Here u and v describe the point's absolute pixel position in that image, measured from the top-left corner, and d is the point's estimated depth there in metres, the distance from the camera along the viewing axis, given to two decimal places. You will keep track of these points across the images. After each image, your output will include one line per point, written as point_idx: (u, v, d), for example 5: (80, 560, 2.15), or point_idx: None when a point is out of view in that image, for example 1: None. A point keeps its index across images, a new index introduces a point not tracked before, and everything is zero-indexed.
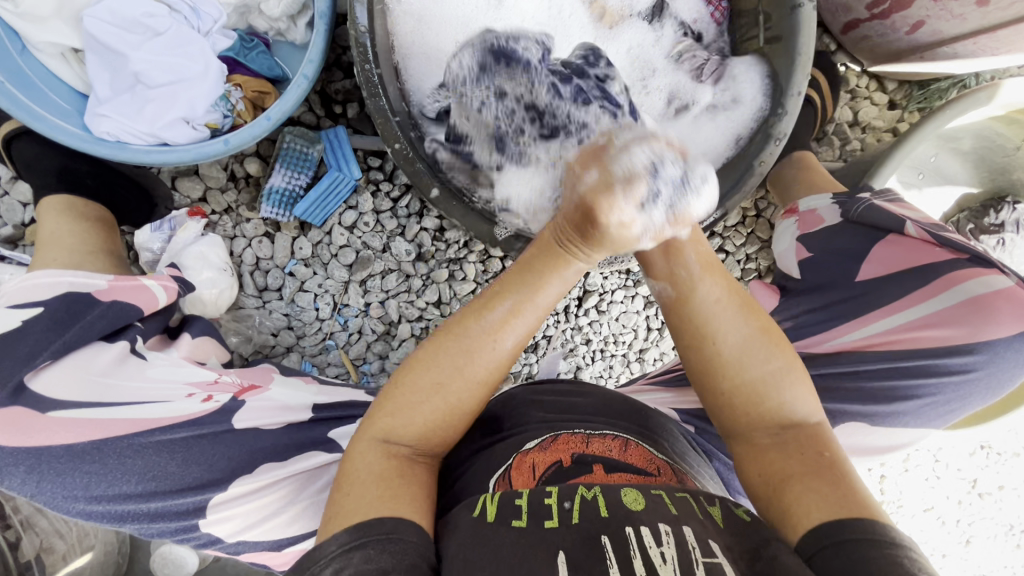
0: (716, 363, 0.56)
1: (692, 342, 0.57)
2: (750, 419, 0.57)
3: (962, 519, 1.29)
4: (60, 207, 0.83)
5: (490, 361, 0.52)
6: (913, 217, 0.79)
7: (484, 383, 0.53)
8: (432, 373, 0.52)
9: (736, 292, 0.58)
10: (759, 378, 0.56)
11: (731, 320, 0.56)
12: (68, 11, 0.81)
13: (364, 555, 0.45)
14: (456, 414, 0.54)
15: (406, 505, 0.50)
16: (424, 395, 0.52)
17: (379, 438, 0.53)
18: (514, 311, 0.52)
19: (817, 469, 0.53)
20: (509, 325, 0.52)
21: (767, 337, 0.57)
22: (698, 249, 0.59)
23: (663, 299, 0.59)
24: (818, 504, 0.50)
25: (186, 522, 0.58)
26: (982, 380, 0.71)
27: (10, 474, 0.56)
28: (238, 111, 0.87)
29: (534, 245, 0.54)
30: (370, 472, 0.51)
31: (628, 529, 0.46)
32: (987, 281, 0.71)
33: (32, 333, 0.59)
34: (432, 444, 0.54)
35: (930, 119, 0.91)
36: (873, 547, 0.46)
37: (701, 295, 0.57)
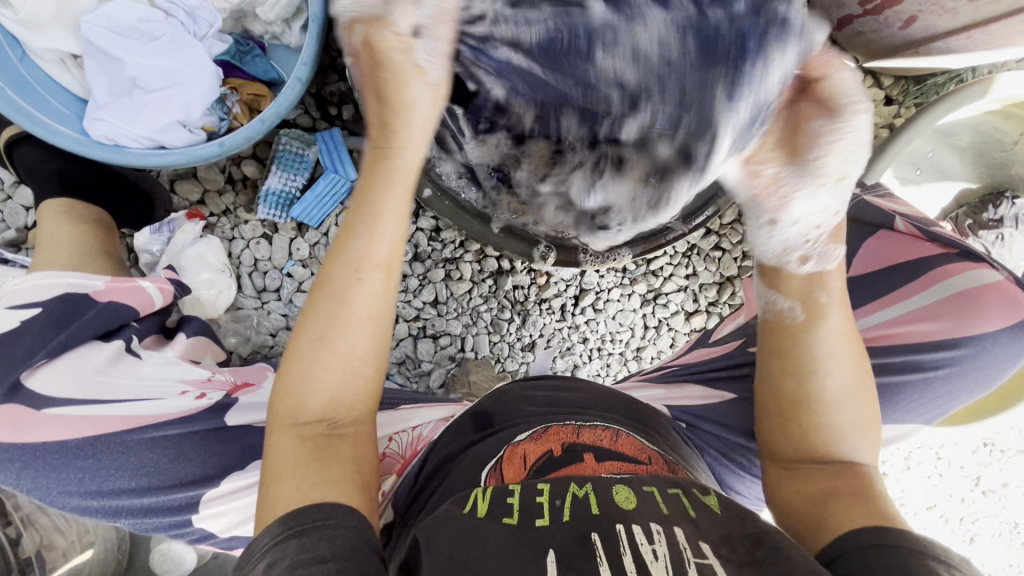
0: (802, 392, 0.58)
1: (797, 368, 0.59)
2: (806, 444, 0.58)
3: (965, 518, 1.28)
4: (61, 209, 0.85)
5: (370, 293, 0.54)
6: (904, 213, 0.81)
7: (371, 319, 0.54)
8: (315, 328, 0.53)
9: (855, 341, 0.59)
10: (827, 416, 0.58)
11: (841, 364, 0.58)
12: (67, 18, 0.83)
13: (300, 543, 0.45)
14: (359, 367, 0.54)
15: (334, 484, 0.49)
16: (312, 353, 0.53)
17: (290, 421, 0.53)
18: (363, 242, 0.55)
19: (863, 495, 0.54)
20: (374, 243, 0.54)
21: (864, 390, 0.58)
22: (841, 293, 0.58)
23: (782, 317, 0.60)
24: (858, 515, 0.51)
25: (180, 517, 0.60)
26: (972, 371, 0.71)
27: (6, 470, 0.58)
28: (234, 114, 0.89)
29: (367, 177, 0.57)
30: (287, 459, 0.51)
31: (619, 528, 0.46)
32: (976, 274, 0.73)
33: (29, 333, 0.60)
34: (343, 410, 0.54)
35: (924, 114, 0.91)
36: (904, 552, 0.46)
37: (828, 326, 0.58)
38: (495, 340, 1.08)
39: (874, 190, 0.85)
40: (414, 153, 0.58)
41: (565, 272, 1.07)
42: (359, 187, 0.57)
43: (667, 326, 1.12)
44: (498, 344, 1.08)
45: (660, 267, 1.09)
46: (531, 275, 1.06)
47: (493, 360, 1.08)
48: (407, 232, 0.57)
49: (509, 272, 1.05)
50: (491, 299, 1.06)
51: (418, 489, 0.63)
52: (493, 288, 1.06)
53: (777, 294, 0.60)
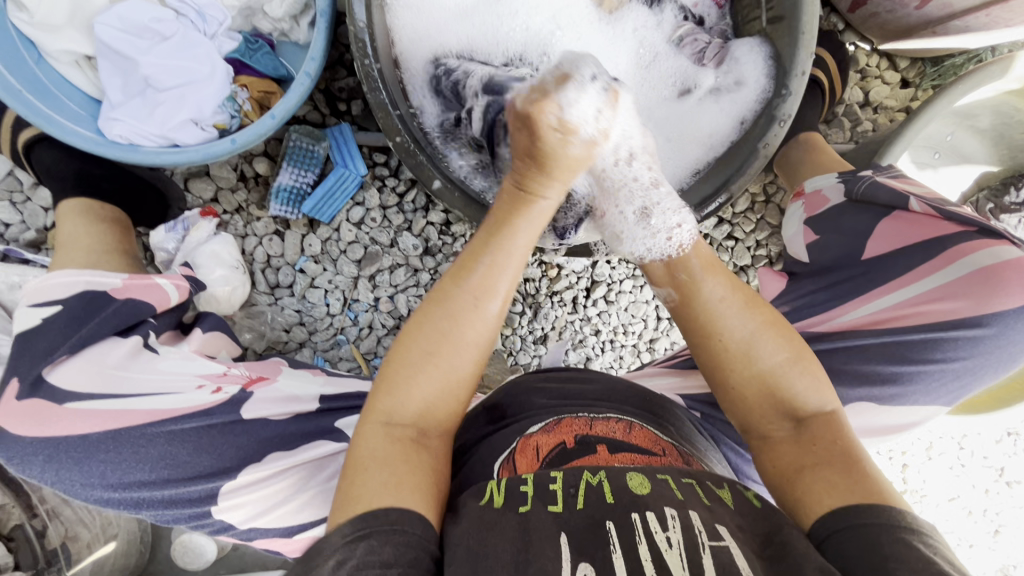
0: (721, 355, 0.58)
1: (703, 335, 0.59)
2: (763, 410, 0.57)
3: (989, 509, 1.25)
4: (80, 207, 0.85)
5: (482, 322, 0.55)
6: (917, 192, 0.78)
7: (476, 346, 0.55)
8: (427, 341, 0.54)
9: (741, 290, 0.60)
10: (764, 377, 0.57)
11: (735, 315, 0.58)
12: (80, 20, 0.84)
13: (367, 545, 0.45)
14: (457, 389, 0.55)
15: (412, 494, 0.49)
16: (419, 364, 0.54)
17: (383, 420, 0.53)
18: (486, 268, 0.55)
19: (830, 456, 0.53)
20: (497, 283, 0.55)
21: (772, 332, 0.58)
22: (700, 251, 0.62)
23: (670, 302, 0.62)
24: (829, 490, 0.51)
25: (200, 509, 0.61)
26: (991, 353, 0.71)
27: (29, 463, 0.60)
28: (245, 111, 0.89)
29: (508, 208, 0.57)
30: (372, 457, 0.51)
31: (634, 515, 0.46)
32: (995, 252, 0.70)
33: (51, 330, 0.62)
34: (435, 422, 0.55)
35: (942, 95, 0.89)
36: (882, 532, 0.46)
37: (705, 293, 0.59)
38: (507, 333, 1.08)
39: (886, 170, 0.83)
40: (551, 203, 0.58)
41: (576, 264, 1.06)
42: (490, 219, 0.58)
43: None
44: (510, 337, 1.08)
45: None
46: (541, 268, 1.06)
47: (505, 353, 1.09)
48: (523, 264, 0.57)
49: None
50: None
51: None
52: None
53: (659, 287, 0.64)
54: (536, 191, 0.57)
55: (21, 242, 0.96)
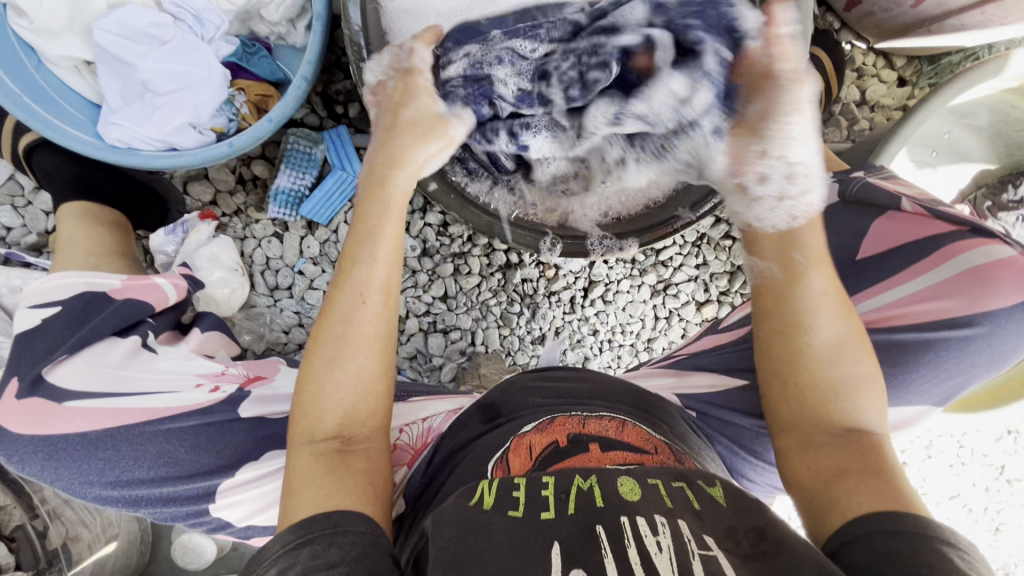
0: (797, 351, 0.59)
1: (786, 325, 0.59)
2: (821, 414, 0.58)
3: (990, 507, 1.25)
4: (78, 211, 0.86)
5: (372, 315, 0.57)
6: (909, 192, 0.78)
7: (376, 338, 0.57)
8: (328, 348, 0.55)
9: (841, 294, 0.60)
10: (833, 380, 0.58)
11: (829, 316, 0.59)
12: (80, 25, 0.85)
13: (310, 551, 0.46)
14: (372, 385, 0.56)
15: (346, 495, 0.50)
16: (326, 373, 0.55)
17: (307, 441, 0.54)
18: (363, 266, 0.57)
19: (873, 465, 0.54)
20: (376, 272, 0.57)
21: (860, 344, 0.59)
22: (815, 244, 0.62)
23: (764, 280, 0.62)
24: (867, 495, 0.51)
25: (198, 507, 0.62)
26: (985, 350, 0.71)
27: (29, 461, 0.61)
28: (242, 114, 0.91)
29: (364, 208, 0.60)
30: (304, 473, 0.52)
31: (624, 520, 0.46)
32: (988, 251, 0.72)
33: (50, 331, 0.63)
34: (359, 424, 0.55)
35: (937, 93, 0.89)
36: (916, 539, 0.46)
37: (808, 285, 0.59)
38: (505, 333, 1.08)
39: (877, 171, 0.83)
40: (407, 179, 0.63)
41: (574, 264, 1.07)
42: (358, 222, 0.60)
43: (677, 316, 1.12)
44: (508, 338, 1.08)
45: (670, 257, 1.09)
46: (540, 267, 1.07)
47: (503, 353, 1.09)
48: (401, 248, 0.60)
49: (518, 265, 1.06)
50: (500, 292, 1.07)
51: (428, 482, 0.64)
52: (503, 282, 1.07)
53: (757, 259, 0.65)
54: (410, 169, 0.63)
55: (22, 245, 0.97)
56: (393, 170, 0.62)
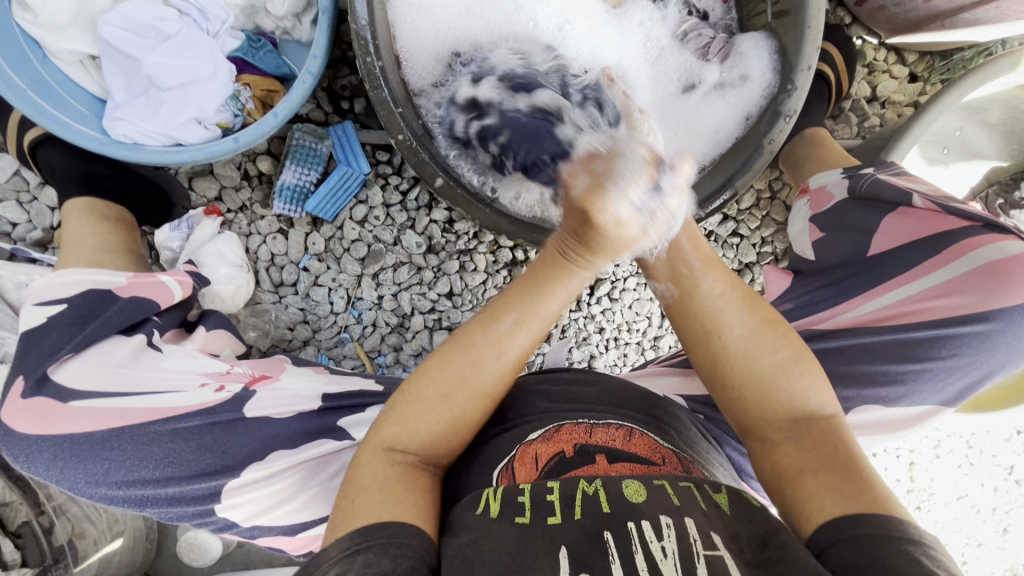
0: (727, 365, 0.57)
1: (699, 334, 0.58)
2: (765, 409, 0.57)
3: (998, 508, 1.24)
4: (82, 208, 0.85)
5: (497, 371, 0.55)
6: (920, 188, 0.78)
7: (488, 393, 0.55)
8: (444, 384, 0.54)
9: (738, 287, 0.59)
10: (762, 370, 0.57)
11: (735, 313, 0.57)
12: (84, 19, 0.84)
13: (365, 559, 0.45)
14: (465, 422, 0.55)
15: (407, 508, 0.49)
16: (432, 405, 0.53)
17: (386, 446, 0.53)
18: (508, 319, 0.54)
19: (833, 463, 0.53)
20: (519, 336, 0.54)
21: (770, 327, 0.57)
22: (693, 240, 0.59)
23: (668, 299, 0.60)
24: (832, 496, 0.50)
25: (204, 507, 0.61)
26: (1002, 350, 0.69)
27: (35, 461, 0.60)
28: (248, 110, 0.90)
29: (548, 274, 0.54)
30: (373, 481, 0.51)
31: (631, 524, 0.45)
32: (1000, 246, 0.69)
33: (55, 329, 0.63)
34: (437, 449, 0.55)
35: (950, 89, 0.87)
36: (884, 542, 0.46)
37: (704, 291, 0.58)
38: None
39: (889, 168, 0.83)
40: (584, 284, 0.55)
41: None
42: (521, 280, 0.55)
43: None
44: None
45: None
46: None
47: None
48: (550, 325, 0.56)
49: (524, 263, 1.05)
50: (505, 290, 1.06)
51: None
52: (508, 279, 1.06)
53: (653, 279, 0.61)
54: (578, 265, 0.52)
55: (27, 240, 0.97)
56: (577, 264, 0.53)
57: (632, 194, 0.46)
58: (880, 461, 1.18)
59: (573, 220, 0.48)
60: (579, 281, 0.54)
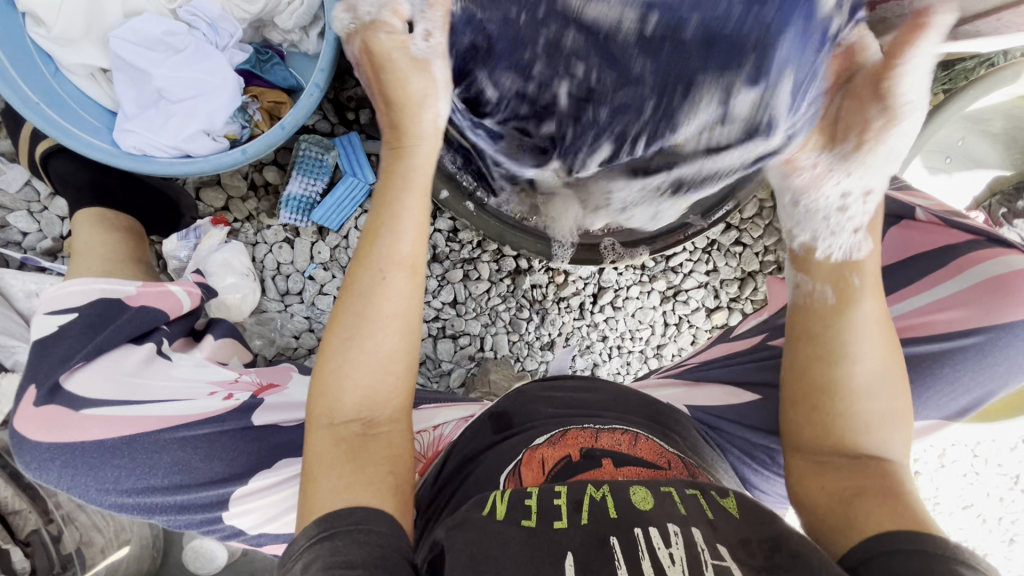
0: (813, 382, 0.59)
1: (828, 353, 0.58)
2: (841, 441, 0.58)
3: (1005, 517, 1.23)
4: (92, 218, 0.85)
5: (400, 294, 0.56)
6: (924, 204, 0.81)
7: (400, 322, 0.56)
8: (347, 327, 0.55)
9: (888, 325, 0.59)
10: (866, 418, 0.58)
11: (866, 342, 0.58)
12: (96, 34, 0.86)
13: (333, 547, 0.46)
14: (391, 363, 0.55)
15: (366, 490, 0.50)
16: (349, 354, 0.54)
17: (326, 421, 0.54)
18: (387, 243, 0.57)
19: (887, 492, 0.54)
20: (398, 246, 0.57)
21: (891, 377, 0.58)
22: (830, 270, 0.61)
23: (810, 300, 0.61)
24: (885, 517, 0.51)
25: (211, 515, 0.62)
26: (1004, 361, 0.69)
27: (47, 468, 0.61)
28: (255, 121, 0.92)
29: (388, 182, 0.59)
30: (324, 457, 0.52)
31: (638, 530, 0.46)
32: (1006, 260, 0.71)
33: (68, 337, 0.64)
34: (376, 408, 0.54)
35: (952, 100, 0.88)
36: (931, 559, 0.46)
37: (861, 314, 0.58)
38: (514, 339, 1.08)
39: (891, 181, 0.86)
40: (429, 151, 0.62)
41: (583, 269, 1.07)
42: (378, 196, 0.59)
43: (687, 323, 1.12)
44: (516, 344, 1.08)
45: (680, 263, 1.09)
46: (549, 273, 1.07)
47: (512, 360, 1.09)
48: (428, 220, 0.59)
49: (527, 271, 1.06)
50: (509, 298, 1.06)
51: (440, 489, 0.63)
52: (511, 288, 1.06)
53: (805, 275, 0.63)
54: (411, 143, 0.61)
55: (37, 250, 0.98)
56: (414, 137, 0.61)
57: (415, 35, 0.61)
58: None
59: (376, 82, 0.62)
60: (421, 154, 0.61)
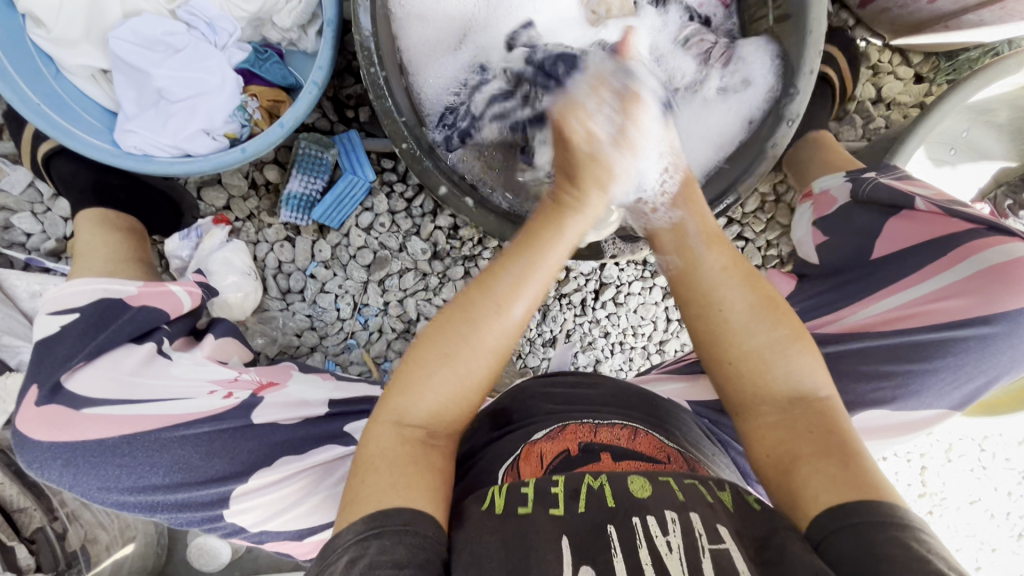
0: (711, 330, 0.57)
1: (702, 310, 0.57)
2: (759, 391, 0.56)
3: (1012, 512, 1.22)
4: (95, 218, 0.86)
5: (503, 331, 0.53)
6: (923, 192, 0.77)
7: (495, 355, 0.54)
8: (445, 345, 0.52)
9: (740, 265, 0.59)
10: (759, 352, 0.56)
11: (734, 289, 0.57)
12: (96, 35, 0.86)
13: (380, 545, 0.45)
14: (469, 392, 0.54)
15: (423, 495, 0.49)
16: (439, 370, 0.52)
17: (395, 418, 0.53)
18: (509, 278, 0.54)
19: (824, 447, 0.52)
20: (523, 290, 0.54)
21: (765, 311, 0.56)
22: (702, 222, 0.61)
23: (671, 272, 0.61)
24: (825, 485, 0.49)
25: (212, 512, 0.62)
26: (1007, 351, 0.69)
27: (49, 467, 0.62)
28: (255, 120, 0.91)
29: (543, 223, 0.57)
30: (383, 456, 0.51)
31: (635, 520, 0.46)
32: (1005, 249, 0.69)
33: (69, 337, 0.64)
34: (445, 422, 0.54)
35: (956, 91, 0.87)
36: (878, 528, 0.45)
37: (705, 266, 0.58)
38: None
39: (891, 171, 0.82)
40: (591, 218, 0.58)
41: (585, 266, 1.06)
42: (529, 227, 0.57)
43: None
44: (518, 341, 1.08)
45: None
46: None
47: (514, 356, 1.09)
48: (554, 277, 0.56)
49: None
50: None
51: None
52: None
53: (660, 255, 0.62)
54: (576, 202, 0.57)
55: (41, 251, 0.99)
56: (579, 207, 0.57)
57: (602, 125, 0.58)
58: (890, 465, 1.17)
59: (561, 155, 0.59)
60: (583, 218, 0.58)
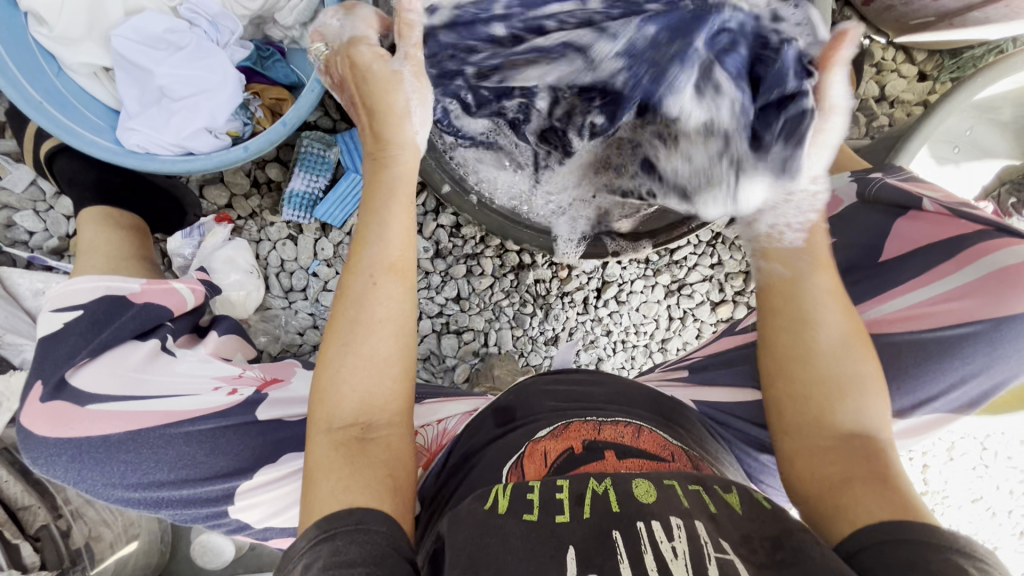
0: (794, 351, 0.59)
1: (793, 324, 0.60)
2: (823, 414, 0.57)
3: (1014, 510, 1.23)
4: (98, 216, 0.86)
5: (390, 297, 0.57)
6: (931, 194, 0.78)
7: (389, 321, 0.57)
8: (345, 333, 0.56)
9: (840, 294, 0.61)
10: (840, 380, 0.57)
11: (830, 314, 0.59)
12: (98, 32, 0.86)
13: (332, 547, 0.46)
14: (387, 367, 0.56)
15: (364, 490, 0.50)
16: (352, 364, 0.55)
17: (327, 426, 0.54)
18: (377, 250, 0.58)
19: (880, 475, 0.53)
20: (391, 242, 0.58)
21: (859, 344, 0.59)
22: (814, 247, 0.63)
23: (773, 281, 0.63)
24: (877, 503, 0.50)
25: (217, 508, 0.63)
26: (1014, 346, 0.68)
27: (54, 464, 0.62)
28: (258, 118, 0.93)
29: (375, 190, 0.61)
30: (325, 462, 0.52)
31: (640, 524, 0.46)
32: (1013, 251, 0.70)
33: (73, 333, 0.64)
34: (379, 413, 0.55)
35: (961, 88, 0.87)
36: (931, 550, 0.44)
37: (808, 285, 0.61)
38: (518, 334, 1.08)
39: (896, 172, 0.83)
40: (411, 157, 0.63)
41: (587, 264, 1.06)
42: (368, 207, 0.61)
43: (692, 316, 1.11)
44: (521, 338, 1.08)
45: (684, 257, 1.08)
46: (553, 268, 1.07)
47: (517, 354, 1.08)
48: (416, 233, 0.61)
49: (531, 266, 1.06)
50: (513, 293, 1.06)
51: (441, 485, 0.63)
52: (515, 283, 1.06)
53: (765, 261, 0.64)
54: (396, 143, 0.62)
55: (44, 249, 0.99)
56: (393, 150, 0.62)
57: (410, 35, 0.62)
58: None
59: (360, 94, 0.63)
60: (405, 155, 0.63)
